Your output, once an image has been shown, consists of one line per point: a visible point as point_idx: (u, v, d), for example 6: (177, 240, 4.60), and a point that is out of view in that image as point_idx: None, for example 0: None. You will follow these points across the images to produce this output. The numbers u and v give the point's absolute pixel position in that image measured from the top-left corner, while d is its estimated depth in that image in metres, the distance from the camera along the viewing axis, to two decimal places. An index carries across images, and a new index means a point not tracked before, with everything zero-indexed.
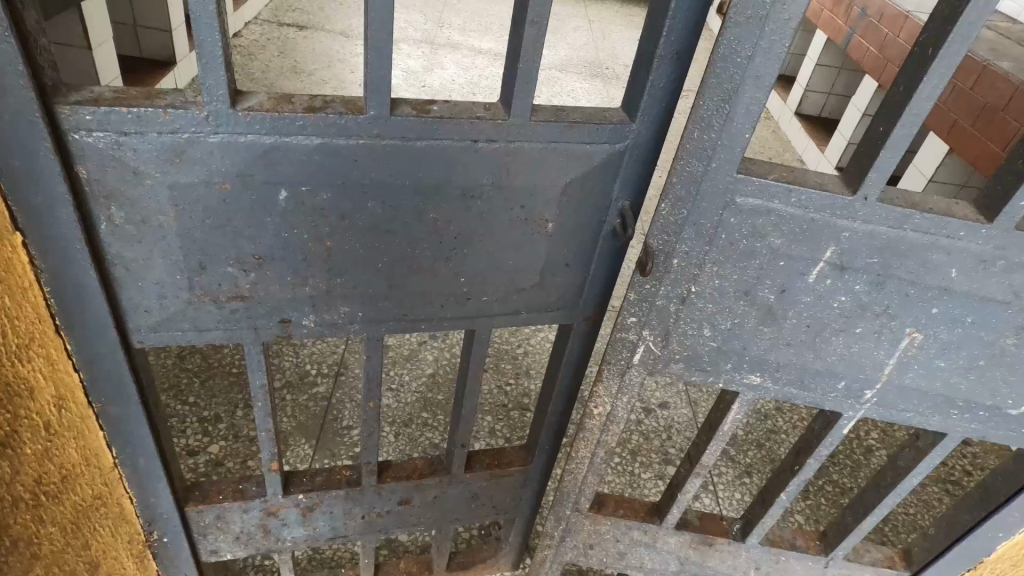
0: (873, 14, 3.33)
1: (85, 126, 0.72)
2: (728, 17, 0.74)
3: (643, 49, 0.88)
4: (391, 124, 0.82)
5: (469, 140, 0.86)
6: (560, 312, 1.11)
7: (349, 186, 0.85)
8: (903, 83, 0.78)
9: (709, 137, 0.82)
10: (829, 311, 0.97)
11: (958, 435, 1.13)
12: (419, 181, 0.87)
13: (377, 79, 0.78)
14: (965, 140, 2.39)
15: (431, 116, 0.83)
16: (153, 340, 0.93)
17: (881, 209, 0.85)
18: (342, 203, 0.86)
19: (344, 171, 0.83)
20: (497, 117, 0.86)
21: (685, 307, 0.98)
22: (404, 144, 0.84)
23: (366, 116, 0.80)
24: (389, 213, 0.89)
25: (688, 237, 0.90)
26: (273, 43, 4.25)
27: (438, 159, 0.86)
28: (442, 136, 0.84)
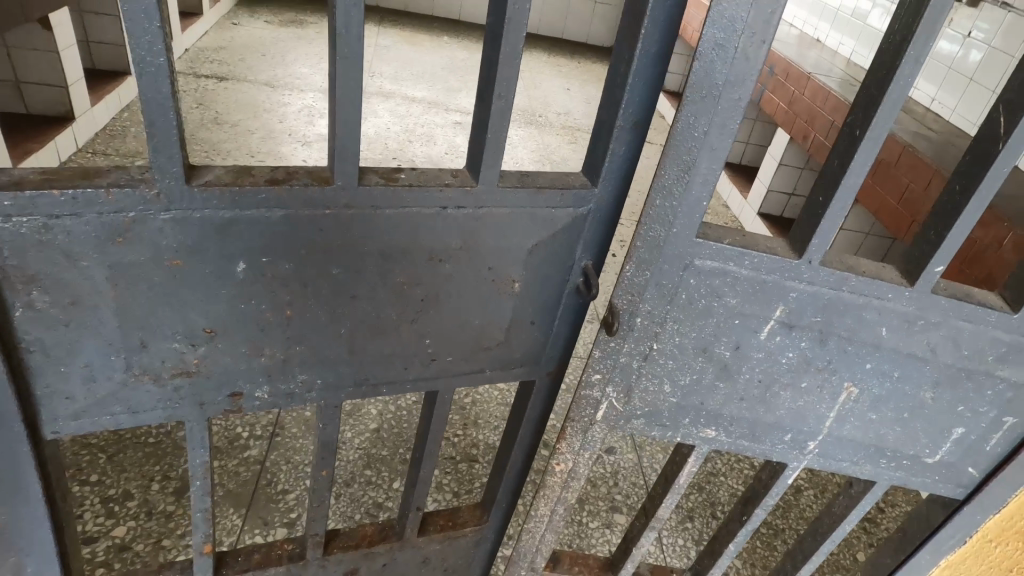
0: (780, 74, 3.67)
1: (3, 213, 0.65)
2: (685, 98, 0.79)
3: (603, 118, 0.91)
4: (357, 193, 0.80)
5: (437, 207, 0.86)
6: (524, 368, 1.11)
7: (312, 252, 0.83)
8: (838, 159, 0.85)
9: (670, 205, 0.86)
10: (779, 367, 1.02)
11: (887, 481, 1.20)
12: (385, 246, 0.86)
13: (344, 151, 0.76)
14: (866, 192, 2.64)
15: (399, 185, 0.82)
16: (73, 429, 0.84)
17: (823, 271, 0.92)
18: (304, 267, 0.83)
19: (308, 238, 0.81)
20: (465, 184, 0.86)
21: (647, 363, 1.00)
22: (371, 213, 0.83)
23: (332, 186, 0.78)
24: (354, 279, 0.87)
25: (651, 297, 0.93)
26: (189, 95, 4.11)
27: (405, 226, 0.86)
28: (410, 203, 0.84)
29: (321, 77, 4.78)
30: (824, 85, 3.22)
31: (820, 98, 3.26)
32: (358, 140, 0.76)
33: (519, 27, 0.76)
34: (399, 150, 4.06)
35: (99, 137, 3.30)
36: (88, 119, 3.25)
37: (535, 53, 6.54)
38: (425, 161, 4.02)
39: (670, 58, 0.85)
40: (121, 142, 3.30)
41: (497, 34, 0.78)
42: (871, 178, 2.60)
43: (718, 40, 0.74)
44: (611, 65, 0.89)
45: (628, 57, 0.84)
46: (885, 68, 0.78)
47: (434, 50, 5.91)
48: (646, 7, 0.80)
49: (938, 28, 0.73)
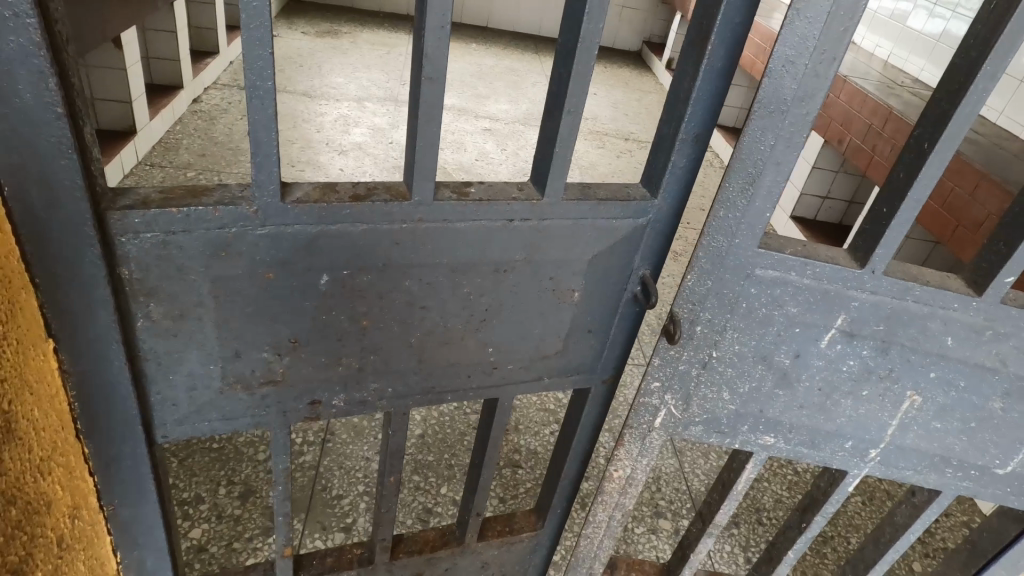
0: None
1: (133, 230, 0.72)
2: (752, 112, 0.80)
3: (663, 132, 0.94)
4: (433, 208, 0.84)
5: (505, 221, 0.89)
6: (580, 376, 1.13)
7: (388, 266, 0.86)
8: (904, 169, 0.86)
9: (733, 217, 0.87)
10: (839, 374, 1.03)
11: (952, 492, 1.19)
12: (455, 260, 0.90)
13: (424, 169, 0.81)
14: None
15: (470, 199, 0.86)
16: (176, 434, 0.90)
17: (886, 280, 0.93)
18: (382, 279, 0.87)
19: (385, 253, 0.85)
20: (533, 197, 0.89)
21: (707, 371, 1.02)
22: (444, 228, 0.86)
23: (410, 202, 0.82)
24: (425, 291, 0.91)
25: (712, 307, 0.95)
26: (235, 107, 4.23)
27: (474, 240, 0.89)
28: (481, 217, 0.87)
29: (355, 87, 4.90)
30: (861, 88, 3.18)
31: (856, 100, 3.23)
32: (438, 160, 0.80)
33: (591, 48, 0.79)
34: None
35: (156, 149, 3.54)
36: (147, 133, 3.48)
37: None
38: (458, 168, 4.09)
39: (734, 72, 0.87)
40: (175, 155, 3.56)
41: (568, 54, 0.81)
42: None
43: (787, 56, 0.76)
44: (674, 81, 0.91)
45: (693, 71, 0.86)
46: (956, 81, 0.79)
47: (463, 57, 6.00)
48: (713, 24, 0.82)
49: (1008, 39, 0.74)
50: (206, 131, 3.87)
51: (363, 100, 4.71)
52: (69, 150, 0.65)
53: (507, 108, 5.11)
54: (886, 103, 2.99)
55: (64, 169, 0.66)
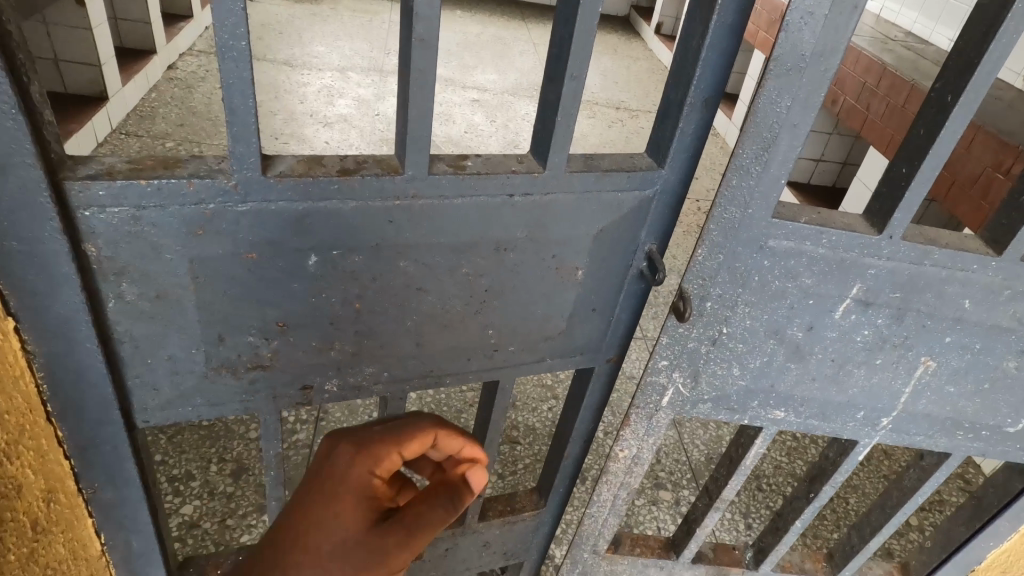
0: None
1: (98, 203, 0.66)
2: (768, 70, 0.75)
3: (670, 95, 0.88)
4: (426, 183, 0.79)
5: (504, 195, 0.83)
6: (584, 356, 1.09)
7: (382, 246, 0.81)
8: (924, 127, 0.81)
9: (747, 184, 0.82)
10: (853, 345, 1.00)
11: (962, 453, 1.18)
12: (453, 237, 0.84)
13: (417, 139, 0.75)
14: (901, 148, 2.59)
15: (468, 173, 0.80)
16: (159, 419, 0.85)
17: (904, 246, 0.89)
18: (378, 261, 0.82)
19: (378, 232, 0.80)
20: (533, 169, 0.84)
21: (716, 347, 0.99)
22: (439, 204, 0.81)
23: (402, 176, 0.77)
24: (422, 271, 0.86)
25: (723, 279, 0.90)
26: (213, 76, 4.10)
27: (473, 217, 0.84)
28: (479, 192, 0.82)
29: (338, 57, 4.74)
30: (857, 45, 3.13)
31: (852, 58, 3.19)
32: (431, 129, 0.75)
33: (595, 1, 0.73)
34: None
35: (131, 118, 3.47)
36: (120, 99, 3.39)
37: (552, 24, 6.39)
38: (446, 141, 4.00)
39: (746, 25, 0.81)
40: (151, 124, 3.47)
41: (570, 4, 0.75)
42: None
43: (807, 6, 0.70)
44: (682, 38, 0.85)
45: (703, 25, 0.80)
46: (982, 27, 0.74)
47: (448, 25, 5.82)
48: None
49: None
50: (183, 100, 3.75)
51: (345, 71, 4.56)
52: (13, 111, 0.59)
53: (494, 77, 4.99)
54: (879, 61, 2.96)
55: (11, 132, 0.59)
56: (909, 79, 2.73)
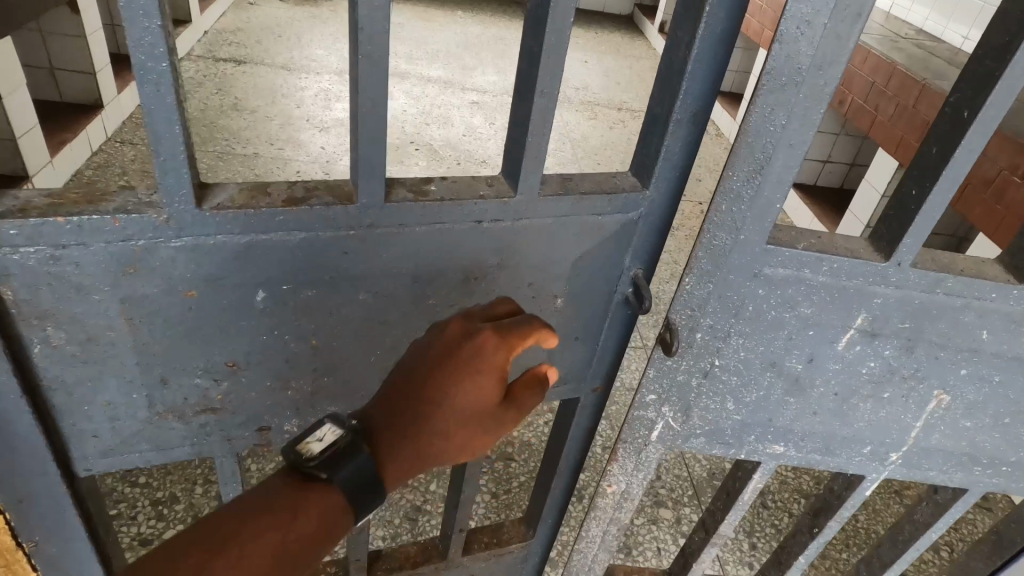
0: None
1: (10, 243, 0.59)
2: (760, 86, 0.67)
3: (656, 111, 0.80)
4: (385, 212, 0.72)
5: (472, 222, 0.76)
6: (568, 386, 1.02)
7: (337, 278, 0.75)
8: (936, 143, 0.73)
9: (736, 208, 0.75)
10: (858, 377, 0.92)
11: (980, 490, 1.09)
12: (416, 268, 0.78)
13: (371, 165, 0.68)
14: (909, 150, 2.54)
15: (430, 200, 0.73)
16: (103, 466, 0.79)
17: (914, 273, 0.81)
18: (334, 294, 0.76)
19: (331, 264, 0.73)
20: (503, 194, 0.77)
21: (708, 381, 0.91)
22: (400, 235, 0.74)
23: (356, 205, 0.70)
24: (383, 304, 0.79)
25: (713, 310, 0.83)
26: (211, 80, 4.09)
27: (438, 247, 0.77)
28: (443, 219, 0.75)
29: (336, 59, 4.67)
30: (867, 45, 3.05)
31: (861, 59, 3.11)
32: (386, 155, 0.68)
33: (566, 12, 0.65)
34: (415, 134, 3.98)
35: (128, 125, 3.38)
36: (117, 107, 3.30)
37: None
38: (444, 145, 3.92)
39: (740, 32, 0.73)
40: (148, 131, 3.37)
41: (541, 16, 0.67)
42: None
43: (803, 15, 0.62)
44: (668, 48, 0.77)
45: (691, 33, 0.72)
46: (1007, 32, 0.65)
47: (447, 26, 5.75)
48: None
49: None
50: (180, 106, 3.72)
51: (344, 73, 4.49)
52: None
53: (494, 79, 4.92)
54: (886, 58, 2.91)
55: None
56: (919, 78, 2.67)
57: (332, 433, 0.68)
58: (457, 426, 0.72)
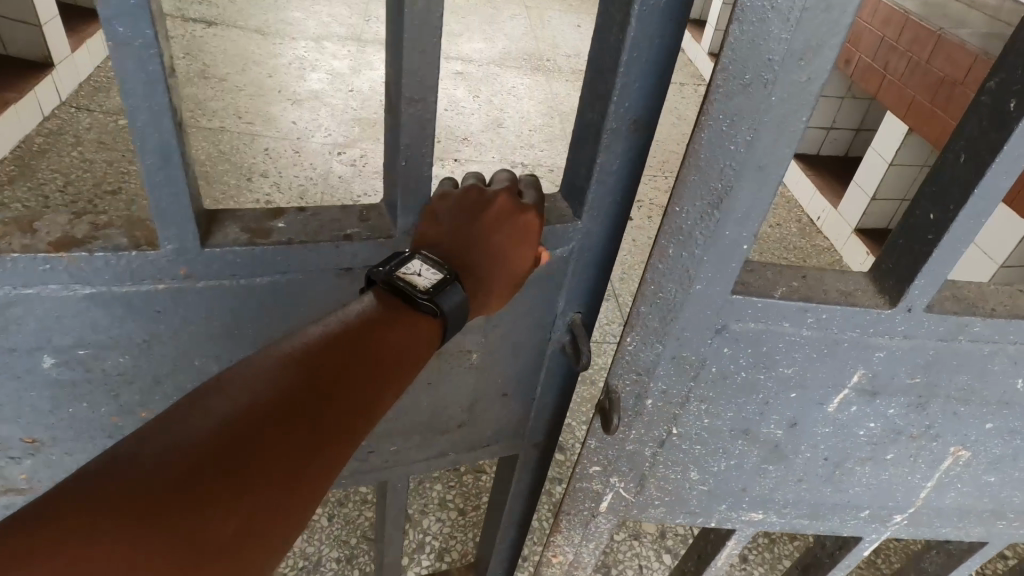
0: None
1: None
2: (714, 80, 0.46)
3: (586, 117, 0.72)
4: (206, 261, 0.69)
5: (333, 268, 0.74)
6: (507, 432, 0.98)
7: (162, 323, 0.73)
8: (964, 150, 0.52)
9: (689, 254, 0.55)
10: (854, 441, 0.73)
11: (1003, 540, 0.91)
12: (257, 312, 0.75)
13: (166, 212, 0.63)
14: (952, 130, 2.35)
15: (261, 246, 0.70)
16: None
17: (928, 321, 0.60)
18: (173, 340, 0.75)
19: (152, 312, 0.71)
20: (377, 232, 0.75)
21: (665, 450, 0.73)
22: (235, 284, 0.72)
23: (159, 251, 0.66)
24: (222, 347, 0.78)
25: (665, 373, 0.64)
26: (178, 43, 3.61)
27: (296, 292, 0.75)
28: (295, 263, 0.72)
29: (314, 24, 4.25)
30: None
31: (875, 16, 2.83)
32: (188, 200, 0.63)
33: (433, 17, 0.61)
34: None
35: (83, 89, 3.07)
36: (70, 67, 3.01)
37: None
38: None
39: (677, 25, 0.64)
40: (106, 97, 3.05)
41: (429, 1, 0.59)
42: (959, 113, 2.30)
43: None
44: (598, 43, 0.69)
45: None
46: None
47: None
48: None
49: None
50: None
51: (320, 40, 4.09)
52: None
53: (481, 46, 4.60)
54: (898, 9, 2.69)
55: None
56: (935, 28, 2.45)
57: (429, 270, 0.70)
58: (514, 285, 0.76)
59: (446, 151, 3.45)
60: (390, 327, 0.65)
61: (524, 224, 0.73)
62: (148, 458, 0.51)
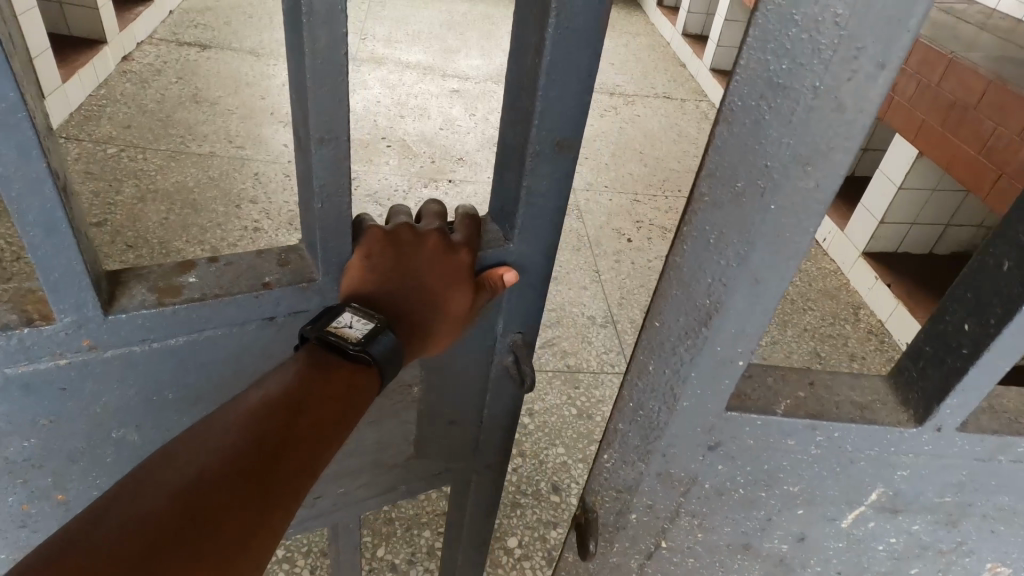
0: None
1: None
2: (698, 196, 0.58)
3: (510, 136, 0.88)
4: (105, 332, 0.77)
5: (234, 324, 0.84)
6: (461, 432, 1.21)
7: (85, 384, 0.82)
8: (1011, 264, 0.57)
9: (673, 367, 0.65)
10: (872, 555, 0.80)
11: None
12: (179, 361, 0.85)
13: (58, 287, 0.70)
14: (967, 167, 2.35)
15: (173, 306, 0.78)
16: None
17: (957, 440, 0.66)
18: (93, 409, 0.85)
19: (71, 377, 0.80)
20: (298, 276, 0.85)
21: (655, 560, 0.83)
22: (144, 347, 0.81)
23: (56, 324, 0.74)
24: (148, 395, 0.87)
25: (650, 489, 0.74)
26: (171, 66, 3.57)
27: (201, 349, 0.85)
28: (203, 320, 0.81)
29: None
30: None
31: None
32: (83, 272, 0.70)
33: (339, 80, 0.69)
34: (389, 127, 3.66)
35: (75, 118, 3.02)
36: (63, 96, 2.97)
37: None
38: (419, 140, 3.61)
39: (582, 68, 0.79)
40: (98, 125, 3.01)
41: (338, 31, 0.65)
42: (977, 152, 2.29)
43: (756, 117, 0.52)
44: (515, 70, 0.84)
45: None
46: None
47: (433, 4, 5.32)
48: None
49: None
50: (134, 97, 3.24)
51: None
52: None
53: (479, 62, 4.54)
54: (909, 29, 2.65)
55: None
56: (947, 51, 2.38)
57: (359, 321, 0.83)
58: (452, 314, 0.92)
59: (442, 173, 3.38)
60: (325, 382, 0.79)
61: (455, 263, 0.89)
62: (130, 497, 0.67)
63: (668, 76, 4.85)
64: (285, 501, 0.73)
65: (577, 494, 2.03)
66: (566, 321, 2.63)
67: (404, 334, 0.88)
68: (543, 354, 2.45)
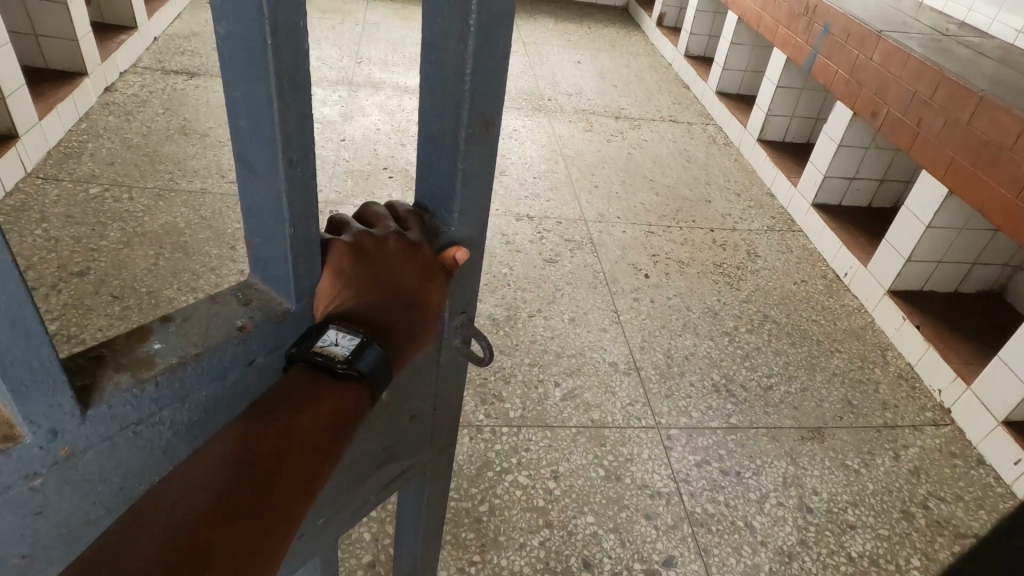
0: (838, 32, 3.20)
1: None
2: None
3: (438, 127, 0.87)
4: (85, 431, 0.65)
5: (219, 378, 0.76)
6: (418, 422, 1.17)
7: (58, 504, 0.68)
8: None
9: None
10: None
11: None
12: (162, 442, 0.75)
13: (26, 391, 0.58)
14: (998, 207, 2.33)
15: (153, 376, 0.69)
16: None
17: None
18: (67, 530, 0.71)
19: (41, 502, 0.66)
20: (265, 308, 0.78)
21: None
22: (127, 437, 0.70)
23: (26, 440, 0.61)
24: (132, 491, 0.75)
25: None
26: (158, 97, 3.39)
27: (187, 415, 0.75)
28: (190, 385, 0.73)
29: None
30: (901, 46, 2.79)
31: (894, 62, 2.83)
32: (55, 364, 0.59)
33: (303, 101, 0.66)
34: (390, 156, 3.49)
35: (53, 156, 2.81)
36: (40, 135, 2.76)
37: (541, 18, 5.75)
38: None
39: (501, 63, 0.82)
40: (77, 163, 2.80)
41: (298, 44, 0.62)
42: (1009, 190, 2.28)
43: None
44: (432, 57, 0.82)
45: None
46: None
47: None
48: None
49: None
50: (118, 132, 3.05)
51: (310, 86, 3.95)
52: None
53: None
54: (932, 65, 2.63)
55: None
56: (976, 89, 2.41)
57: (346, 338, 0.73)
58: (428, 311, 0.88)
59: None
60: (316, 401, 0.68)
61: (417, 258, 0.89)
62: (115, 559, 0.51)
63: (672, 98, 4.75)
64: (278, 543, 0.59)
65: (611, 569, 1.85)
66: (587, 369, 2.47)
67: (404, 336, 0.82)
68: (565, 407, 2.30)
